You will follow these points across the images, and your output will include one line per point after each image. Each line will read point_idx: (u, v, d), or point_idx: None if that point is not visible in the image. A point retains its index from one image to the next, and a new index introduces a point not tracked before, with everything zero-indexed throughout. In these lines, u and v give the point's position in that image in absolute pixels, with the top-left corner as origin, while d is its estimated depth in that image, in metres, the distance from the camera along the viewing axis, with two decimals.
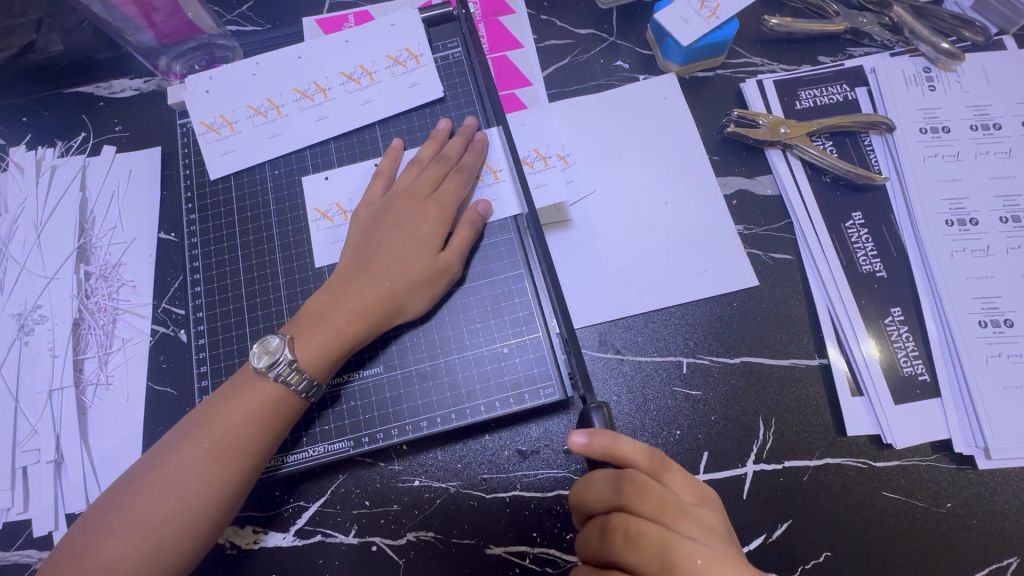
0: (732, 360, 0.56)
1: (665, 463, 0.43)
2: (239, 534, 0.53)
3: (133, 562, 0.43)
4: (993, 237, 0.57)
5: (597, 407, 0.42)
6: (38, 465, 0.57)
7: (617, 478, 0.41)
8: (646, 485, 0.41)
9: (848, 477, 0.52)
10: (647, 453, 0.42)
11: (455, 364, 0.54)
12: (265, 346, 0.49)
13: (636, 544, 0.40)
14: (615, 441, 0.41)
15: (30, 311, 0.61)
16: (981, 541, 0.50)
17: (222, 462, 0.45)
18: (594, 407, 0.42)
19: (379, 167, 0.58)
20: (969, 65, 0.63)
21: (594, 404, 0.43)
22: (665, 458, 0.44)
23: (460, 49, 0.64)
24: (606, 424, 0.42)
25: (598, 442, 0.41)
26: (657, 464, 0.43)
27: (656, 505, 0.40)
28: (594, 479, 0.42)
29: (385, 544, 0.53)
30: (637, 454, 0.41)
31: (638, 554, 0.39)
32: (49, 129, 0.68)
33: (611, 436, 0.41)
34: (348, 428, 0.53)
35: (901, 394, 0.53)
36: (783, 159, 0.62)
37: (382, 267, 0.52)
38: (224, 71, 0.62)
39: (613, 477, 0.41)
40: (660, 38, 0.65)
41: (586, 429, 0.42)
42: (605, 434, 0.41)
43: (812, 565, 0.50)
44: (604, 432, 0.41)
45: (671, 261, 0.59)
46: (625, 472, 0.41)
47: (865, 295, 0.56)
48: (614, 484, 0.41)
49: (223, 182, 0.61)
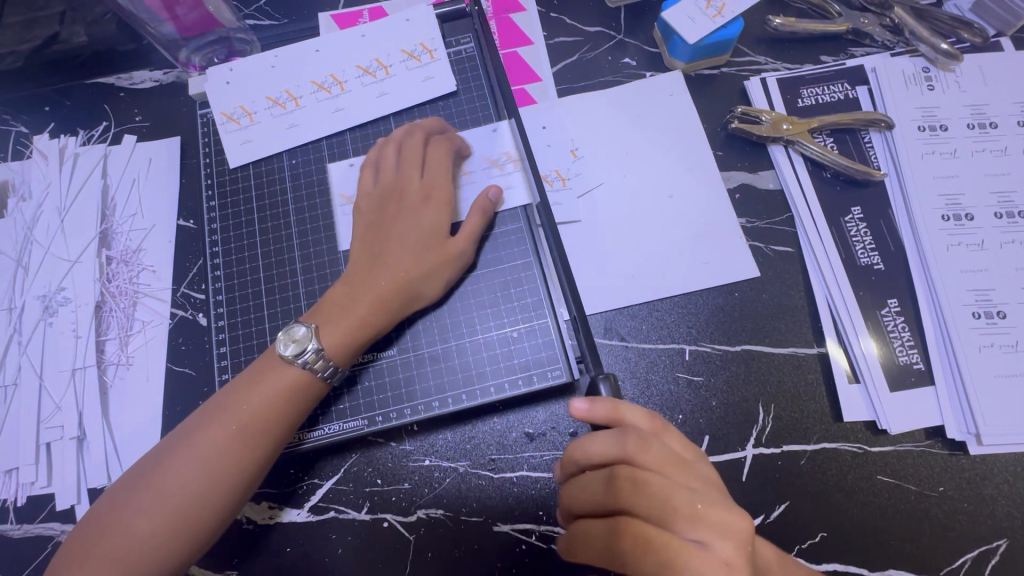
0: (733, 348, 0.58)
1: (663, 424, 0.45)
2: (255, 510, 0.55)
3: (165, 536, 0.45)
4: (987, 232, 0.59)
5: (605, 378, 0.46)
6: (61, 441, 0.59)
7: (621, 432, 0.43)
8: (650, 440, 0.43)
9: (844, 461, 0.54)
10: (647, 414, 0.45)
11: (466, 347, 0.56)
12: (291, 333, 0.51)
13: (640, 492, 0.41)
14: (617, 405, 0.44)
15: (53, 293, 0.63)
16: (972, 524, 0.52)
17: (249, 443, 0.47)
18: (601, 376, 0.46)
19: (394, 158, 0.60)
20: (967, 65, 0.65)
21: (601, 375, 0.47)
22: (664, 422, 0.46)
23: (472, 44, 0.65)
24: (611, 393, 0.46)
25: (600, 408, 0.44)
26: (658, 424, 0.45)
27: (658, 457, 0.42)
28: (596, 436, 0.44)
29: (396, 520, 0.55)
30: (639, 416, 0.44)
31: (640, 501, 0.41)
32: (71, 118, 0.70)
33: (612, 402, 0.44)
34: (362, 408, 0.55)
35: (896, 382, 0.55)
36: (786, 154, 0.64)
37: (398, 256, 0.54)
38: (244, 63, 0.64)
39: (617, 434, 0.43)
40: (667, 36, 0.66)
41: (588, 398, 0.45)
42: (608, 401, 0.45)
43: (809, 545, 0.52)
44: (607, 400, 0.45)
45: (675, 252, 0.61)
46: (627, 428, 0.43)
47: (863, 286, 0.58)
48: (618, 439, 0.43)
49: (242, 171, 0.63)
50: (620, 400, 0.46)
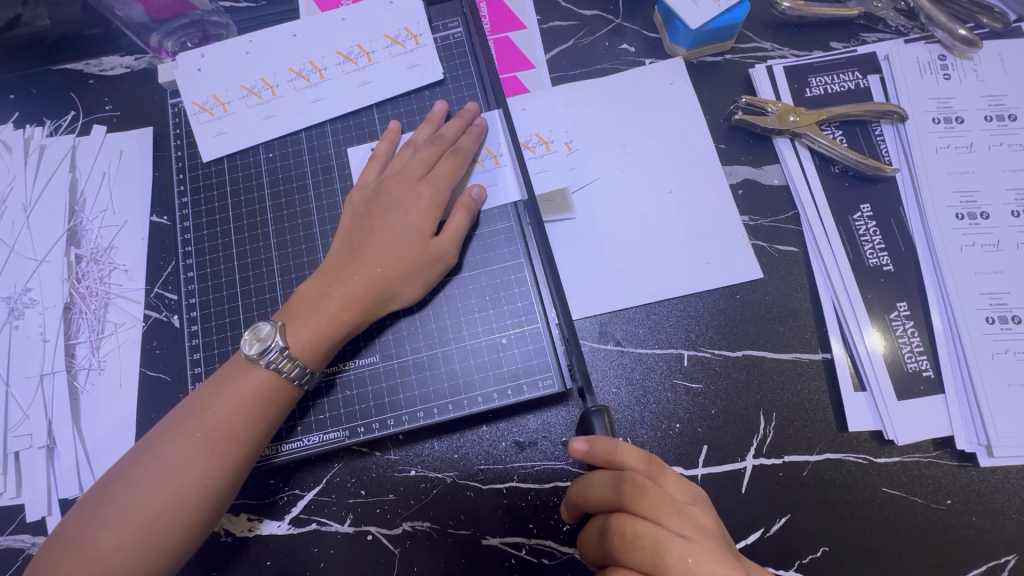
0: (734, 353, 0.55)
1: (659, 466, 0.43)
2: (234, 522, 0.53)
3: (129, 553, 0.42)
4: (1003, 232, 0.56)
5: (598, 412, 0.42)
6: (30, 450, 0.56)
7: (617, 479, 0.41)
8: (645, 486, 0.40)
9: (848, 473, 0.51)
10: (644, 456, 0.42)
11: (452, 354, 0.53)
12: (257, 333, 0.48)
13: (631, 544, 0.39)
14: (615, 448, 0.41)
15: (20, 294, 0.60)
16: (980, 538, 0.50)
17: (216, 452, 0.45)
18: (595, 412, 0.43)
19: (374, 150, 0.57)
20: (985, 53, 0.61)
21: (595, 408, 0.43)
22: (660, 462, 0.43)
23: (461, 29, 0.61)
24: (607, 430, 0.42)
25: (598, 449, 0.41)
26: (654, 468, 0.43)
27: (655, 505, 0.40)
28: (594, 481, 0.42)
29: (381, 533, 0.52)
30: (635, 458, 0.42)
31: (632, 554, 0.39)
32: (36, 108, 0.66)
33: (611, 443, 0.41)
34: (343, 418, 0.52)
35: (904, 390, 0.53)
36: (792, 148, 0.60)
37: (373, 253, 0.51)
38: (217, 49, 0.60)
39: (612, 480, 0.41)
40: (668, 20, 0.63)
41: (587, 435, 0.42)
42: (605, 441, 0.41)
43: (809, 560, 0.50)
44: (604, 439, 0.42)
45: (675, 252, 0.58)
46: (623, 474, 0.41)
47: (871, 288, 0.55)
48: (613, 485, 0.41)
49: (216, 165, 0.59)
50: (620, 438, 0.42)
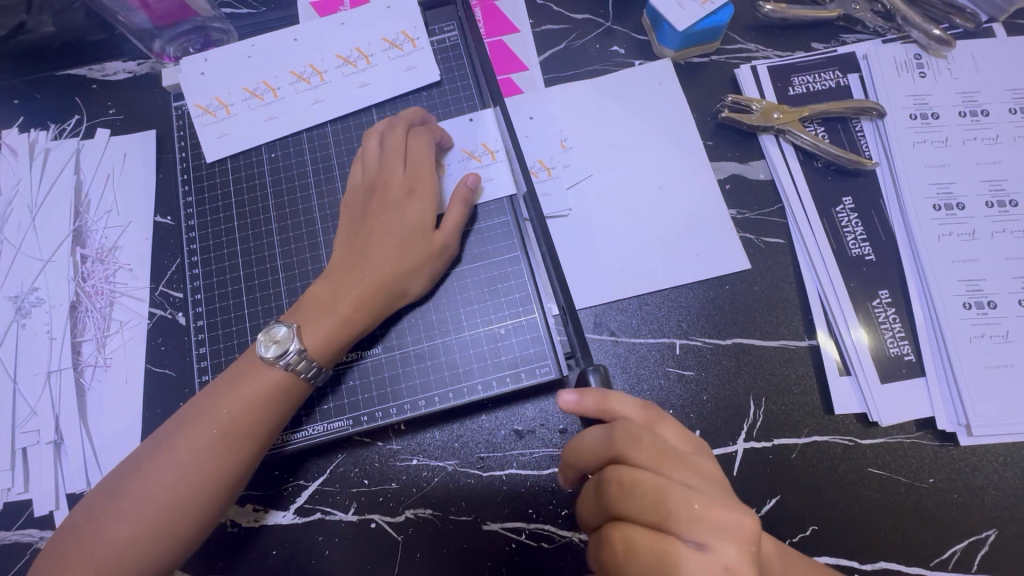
0: (723, 341, 0.57)
1: (658, 420, 0.43)
2: (240, 513, 0.54)
3: (145, 544, 0.44)
4: (978, 221, 0.58)
5: (592, 368, 0.46)
6: (38, 446, 0.57)
7: (609, 431, 0.42)
8: (638, 434, 0.41)
9: (835, 454, 0.53)
10: (640, 406, 0.43)
11: (452, 344, 0.55)
12: (271, 334, 0.49)
13: (628, 493, 0.39)
14: (605, 398, 0.43)
15: (26, 294, 0.62)
16: (961, 515, 0.52)
17: (230, 447, 0.46)
18: (589, 368, 0.46)
19: (363, 146, 0.57)
20: (959, 52, 0.64)
21: (590, 365, 0.46)
22: (661, 412, 0.44)
23: (456, 32, 0.64)
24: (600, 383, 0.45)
25: (588, 400, 0.44)
26: (652, 415, 0.43)
27: (650, 453, 0.40)
28: (587, 436, 0.43)
29: (384, 521, 0.54)
30: (629, 407, 0.43)
31: (629, 503, 0.39)
32: (41, 112, 0.68)
33: (600, 395, 0.43)
34: (347, 408, 0.54)
35: (887, 373, 0.55)
36: (776, 144, 0.63)
37: (377, 251, 0.52)
38: (220, 53, 0.62)
39: (602, 433, 0.42)
40: (655, 23, 0.65)
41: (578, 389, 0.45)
42: (597, 393, 0.44)
43: (799, 539, 0.52)
44: (595, 392, 0.44)
45: (666, 244, 0.60)
46: (615, 424, 0.42)
47: (854, 277, 0.58)
48: (606, 438, 0.42)
49: (219, 165, 0.61)
50: (612, 390, 0.44)
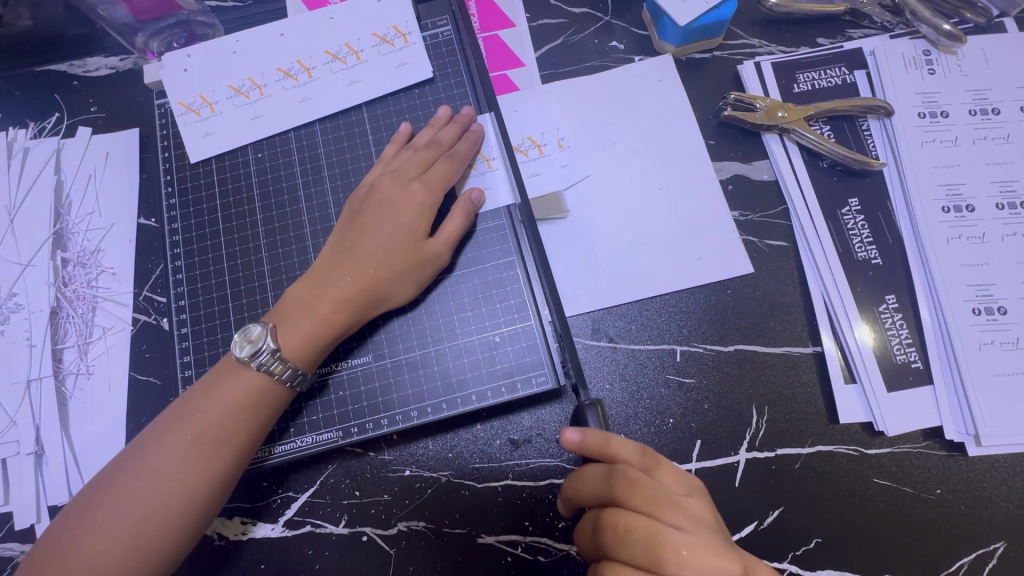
0: (726, 348, 0.56)
1: (655, 458, 0.43)
2: (227, 525, 0.53)
3: (117, 559, 0.42)
4: (988, 224, 0.57)
5: (592, 406, 0.42)
6: (18, 457, 0.55)
7: (608, 474, 0.41)
8: (636, 480, 0.40)
9: (840, 465, 0.52)
10: (638, 448, 0.42)
11: (445, 352, 0.53)
12: (246, 334, 0.47)
13: (623, 538, 0.39)
14: (607, 441, 0.41)
15: (4, 299, 0.59)
16: (968, 526, 0.50)
17: (207, 455, 0.44)
18: (588, 406, 0.43)
19: (382, 153, 0.57)
20: (969, 48, 0.62)
21: (588, 402, 0.43)
22: (658, 455, 0.43)
23: (449, 28, 0.61)
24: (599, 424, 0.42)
25: (589, 442, 0.41)
26: (650, 459, 0.43)
27: (646, 499, 0.40)
28: (585, 477, 0.42)
29: (376, 534, 0.52)
30: (629, 451, 0.41)
31: (625, 548, 0.39)
32: (19, 110, 0.65)
33: (602, 437, 0.41)
34: (336, 419, 0.52)
35: (894, 381, 0.53)
36: (781, 144, 0.61)
37: (365, 254, 0.50)
38: (204, 48, 0.60)
39: (603, 474, 0.41)
40: (656, 17, 0.63)
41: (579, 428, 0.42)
42: (599, 435, 0.41)
43: (802, 553, 0.50)
44: (597, 431, 0.41)
45: (665, 248, 0.58)
46: (615, 468, 0.41)
47: (860, 282, 0.56)
48: (604, 480, 0.41)
49: (204, 166, 0.59)
50: (612, 431, 0.42)
